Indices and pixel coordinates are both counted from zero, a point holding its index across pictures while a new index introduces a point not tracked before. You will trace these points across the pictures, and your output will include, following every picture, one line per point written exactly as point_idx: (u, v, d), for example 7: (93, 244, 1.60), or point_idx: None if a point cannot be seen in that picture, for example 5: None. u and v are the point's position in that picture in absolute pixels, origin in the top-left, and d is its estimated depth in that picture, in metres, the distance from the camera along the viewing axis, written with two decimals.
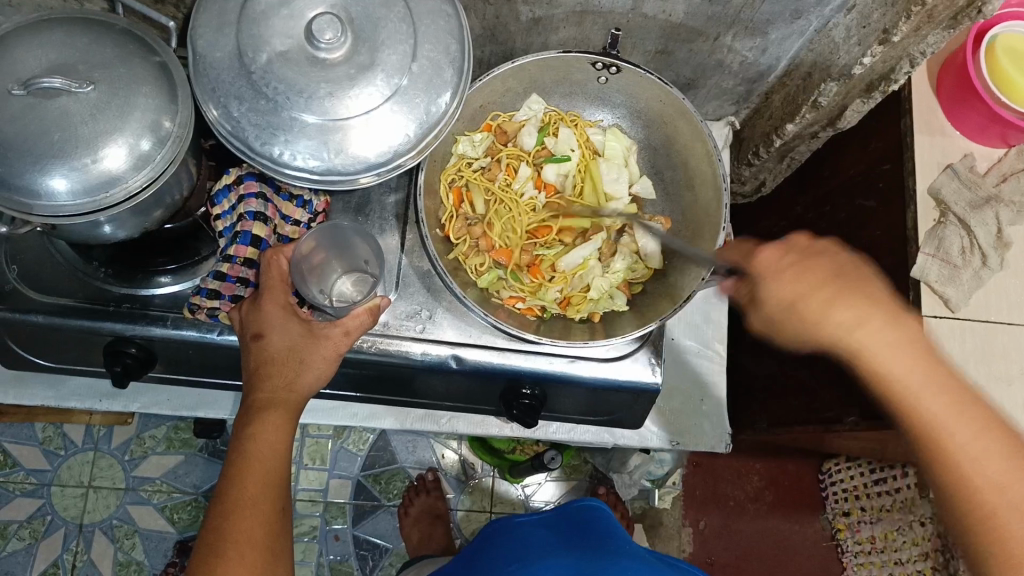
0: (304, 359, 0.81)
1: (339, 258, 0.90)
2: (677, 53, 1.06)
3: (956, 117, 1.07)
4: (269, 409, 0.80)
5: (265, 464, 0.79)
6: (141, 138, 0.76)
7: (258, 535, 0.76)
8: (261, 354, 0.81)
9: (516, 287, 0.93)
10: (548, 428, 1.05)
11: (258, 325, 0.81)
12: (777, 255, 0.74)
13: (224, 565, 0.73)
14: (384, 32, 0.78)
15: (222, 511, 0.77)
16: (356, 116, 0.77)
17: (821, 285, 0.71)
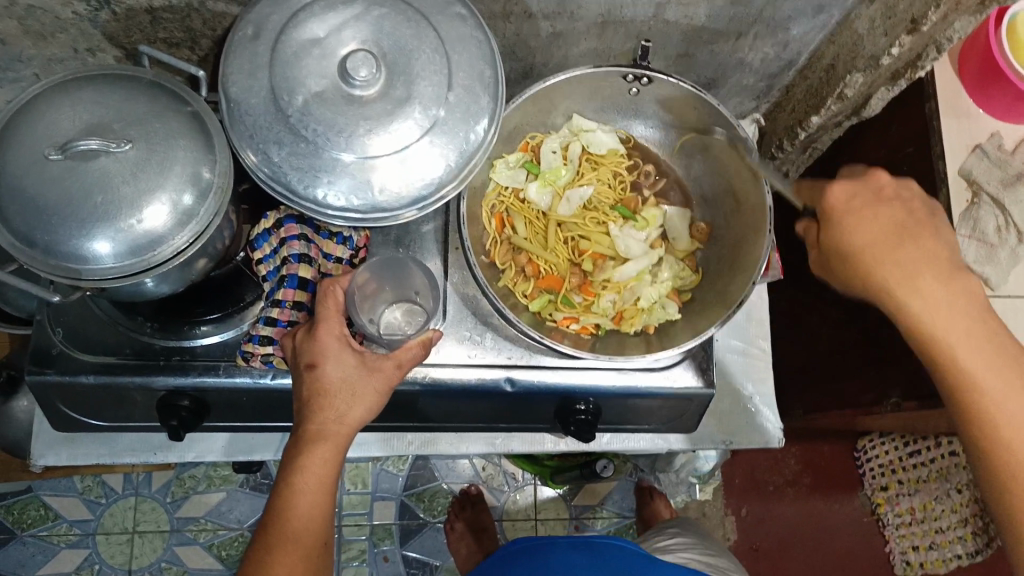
0: (356, 391, 0.81)
1: (391, 285, 0.90)
2: (698, 55, 1.05)
3: (982, 98, 1.07)
4: (320, 440, 0.80)
5: (313, 499, 0.80)
6: (183, 192, 0.76)
7: (299, 571, 0.77)
8: (315, 383, 0.80)
9: (569, 308, 0.91)
10: (602, 440, 1.04)
11: (312, 355, 0.80)
12: (887, 232, 0.77)
13: None
14: (417, 64, 0.78)
15: (267, 545, 0.77)
16: (396, 151, 0.77)
17: (882, 231, 0.77)
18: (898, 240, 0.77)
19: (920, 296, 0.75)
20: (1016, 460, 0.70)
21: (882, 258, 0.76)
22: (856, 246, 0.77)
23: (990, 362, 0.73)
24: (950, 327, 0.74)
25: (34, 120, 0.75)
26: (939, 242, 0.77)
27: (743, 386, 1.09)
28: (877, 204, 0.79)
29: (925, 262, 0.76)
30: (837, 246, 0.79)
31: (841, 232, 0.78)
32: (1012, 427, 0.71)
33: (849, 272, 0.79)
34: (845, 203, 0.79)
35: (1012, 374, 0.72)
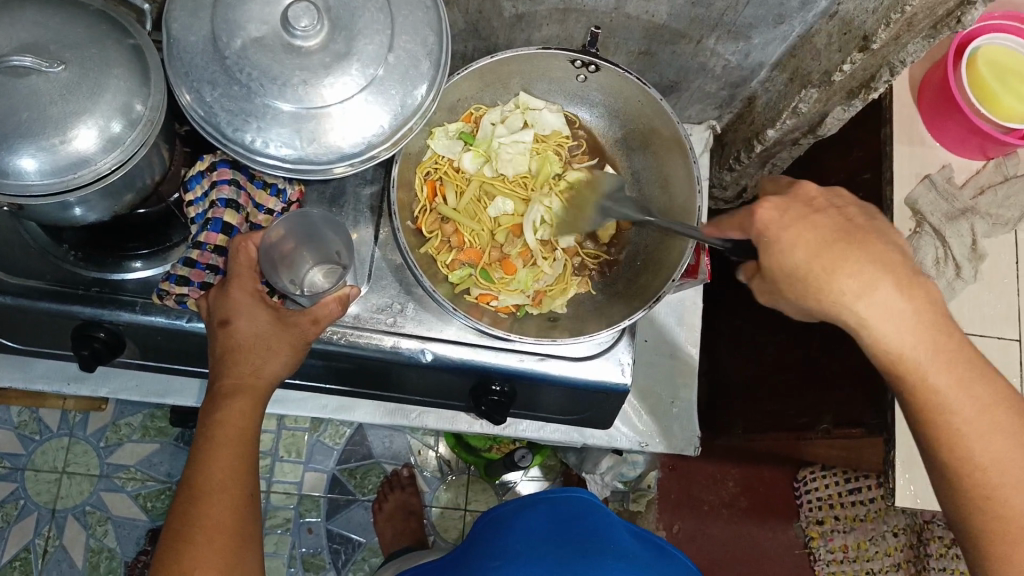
0: (270, 346, 0.80)
1: (312, 248, 0.89)
2: (659, 54, 1.06)
3: (937, 128, 1.08)
4: (235, 395, 0.78)
5: (233, 451, 0.77)
6: (112, 120, 0.75)
7: (227, 522, 0.75)
8: (228, 341, 0.79)
9: (486, 283, 0.92)
10: (517, 426, 1.05)
11: (224, 311, 0.79)
12: (820, 240, 0.67)
13: (192, 552, 0.72)
14: (360, 21, 0.77)
15: (189, 498, 0.75)
16: (330, 105, 0.77)
17: (827, 248, 0.66)
18: (839, 256, 0.66)
19: (877, 314, 0.66)
20: (988, 475, 0.65)
21: (839, 279, 0.66)
22: (804, 269, 0.67)
23: (952, 378, 0.66)
24: (911, 345, 0.66)
25: None
26: (886, 248, 0.67)
27: (665, 391, 1.09)
28: (810, 214, 0.69)
29: (875, 274, 0.66)
30: (780, 273, 0.68)
31: (769, 250, 0.68)
32: (986, 455, 0.65)
33: (796, 297, 0.69)
34: (781, 221, 0.68)
35: (970, 382, 0.66)
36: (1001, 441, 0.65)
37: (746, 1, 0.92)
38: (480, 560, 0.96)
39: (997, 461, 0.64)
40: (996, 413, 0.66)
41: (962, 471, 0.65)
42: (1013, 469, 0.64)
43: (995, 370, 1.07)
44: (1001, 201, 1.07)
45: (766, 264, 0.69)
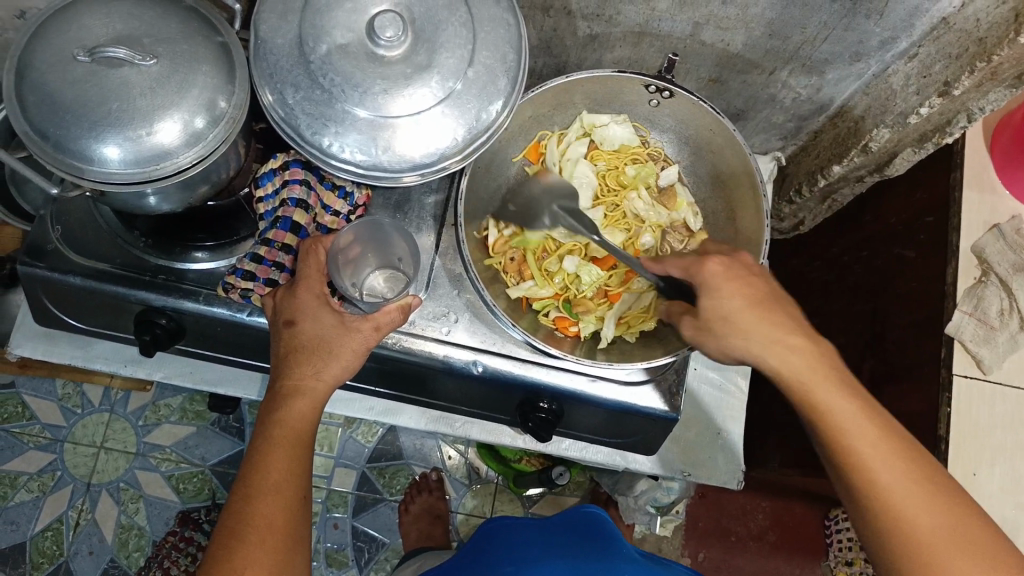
0: (332, 350, 0.80)
1: (378, 253, 0.91)
2: (730, 83, 1.06)
3: (1008, 174, 1.08)
4: (296, 395, 0.80)
5: (289, 451, 0.79)
6: (196, 115, 0.76)
7: (279, 521, 0.76)
8: (292, 341, 0.81)
9: (566, 310, 0.95)
10: (561, 443, 1.05)
11: (291, 312, 0.81)
12: (748, 303, 0.77)
13: (243, 548, 0.73)
14: (442, 32, 0.78)
15: (244, 495, 0.76)
16: (407, 114, 0.77)
17: (752, 302, 0.78)
18: (760, 313, 0.78)
19: (788, 365, 0.76)
20: (891, 496, 0.71)
21: (750, 330, 0.76)
22: (735, 312, 0.77)
23: (852, 408, 0.74)
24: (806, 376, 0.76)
25: (65, 15, 0.75)
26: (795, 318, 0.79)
27: (709, 419, 1.09)
28: (749, 276, 0.80)
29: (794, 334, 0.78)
30: (715, 316, 0.77)
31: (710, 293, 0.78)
32: (887, 477, 0.71)
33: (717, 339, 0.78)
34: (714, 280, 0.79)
35: (870, 422, 0.74)
36: (902, 467, 0.72)
37: (825, 37, 0.91)
38: (506, 565, 0.99)
39: (895, 481, 0.71)
40: (886, 441, 0.73)
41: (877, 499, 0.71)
42: (908, 491, 0.71)
43: None
44: None
45: (701, 305, 0.78)
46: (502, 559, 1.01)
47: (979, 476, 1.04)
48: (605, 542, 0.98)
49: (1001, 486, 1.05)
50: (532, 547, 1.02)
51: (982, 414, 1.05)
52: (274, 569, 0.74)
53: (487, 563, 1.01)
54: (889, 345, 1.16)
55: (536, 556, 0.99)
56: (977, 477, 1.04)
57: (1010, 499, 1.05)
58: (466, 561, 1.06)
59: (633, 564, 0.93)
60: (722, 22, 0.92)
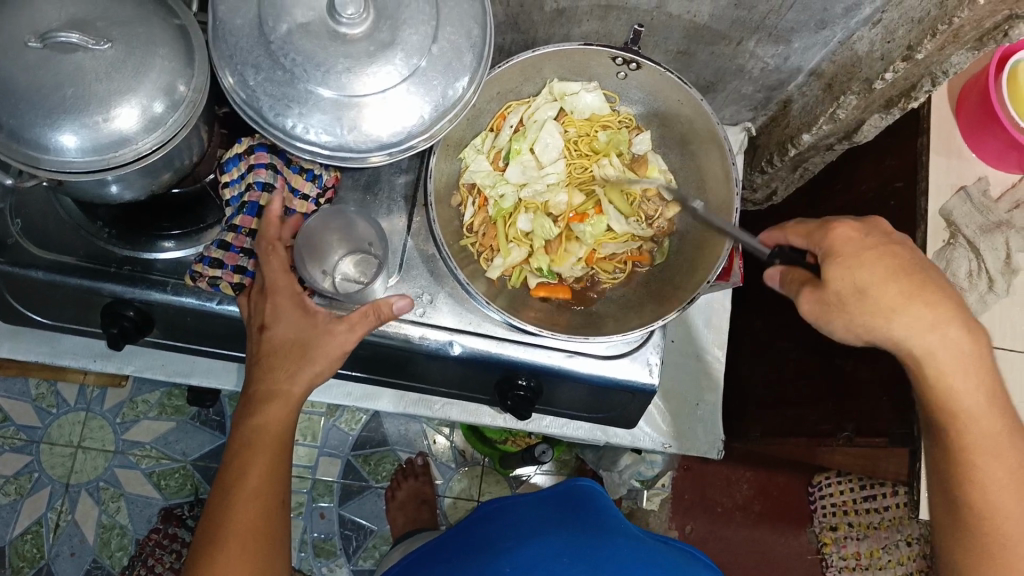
0: (307, 354, 0.80)
1: (343, 239, 0.90)
2: (698, 55, 1.06)
3: (975, 140, 1.07)
4: (272, 400, 0.81)
5: (268, 456, 0.80)
6: (154, 99, 0.74)
7: (257, 527, 0.78)
8: (265, 346, 0.81)
9: (541, 274, 0.92)
10: (542, 422, 1.04)
11: (263, 318, 0.81)
12: (888, 270, 0.69)
13: (223, 555, 0.76)
14: (406, 8, 0.76)
15: (227, 500, 0.78)
16: (371, 93, 0.76)
17: (899, 274, 0.69)
18: (909, 285, 0.69)
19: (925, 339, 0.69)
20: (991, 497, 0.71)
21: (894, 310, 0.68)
22: (873, 287, 0.68)
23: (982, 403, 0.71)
24: (954, 366, 0.70)
25: None
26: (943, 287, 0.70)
27: (689, 392, 1.09)
28: (888, 246, 0.71)
29: (948, 309, 0.69)
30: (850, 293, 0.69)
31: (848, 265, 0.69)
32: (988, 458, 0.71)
33: (856, 313, 0.69)
34: (851, 254, 0.70)
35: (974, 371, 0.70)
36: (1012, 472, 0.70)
37: (790, 4, 0.91)
38: (501, 540, 0.96)
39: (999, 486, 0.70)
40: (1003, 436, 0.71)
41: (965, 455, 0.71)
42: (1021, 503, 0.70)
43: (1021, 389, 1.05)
44: None
45: (832, 277, 0.69)
46: (498, 534, 0.99)
47: None
48: (597, 515, 0.99)
49: None
50: (526, 519, 1.01)
51: None
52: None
53: (482, 538, 1.00)
54: None
55: (534, 530, 0.96)
56: None
57: None
58: (461, 535, 1.04)
59: (625, 540, 0.92)
60: None
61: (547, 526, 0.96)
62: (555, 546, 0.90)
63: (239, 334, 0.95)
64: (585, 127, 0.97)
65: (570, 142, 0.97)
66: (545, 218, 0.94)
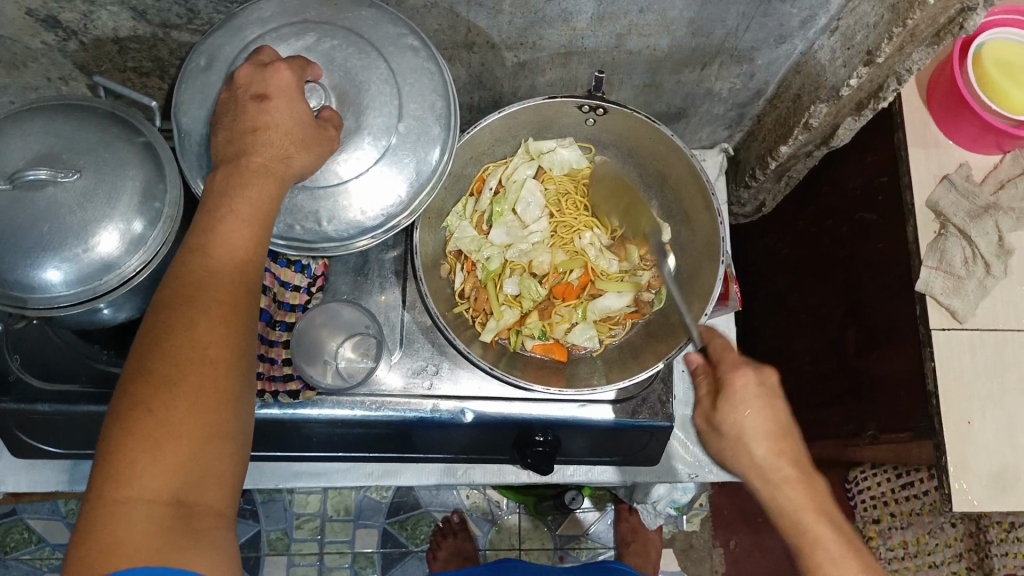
0: (300, 143, 0.62)
1: (337, 328, 0.90)
2: (665, 85, 1.07)
3: (949, 127, 1.07)
4: (252, 172, 0.60)
5: (238, 269, 0.59)
6: (132, 220, 0.75)
7: (225, 357, 0.56)
8: (258, 115, 0.61)
9: (539, 335, 0.91)
10: (565, 472, 1.03)
11: (261, 87, 0.62)
12: (767, 406, 0.72)
13: (164, 433, 0.52)
14: (369, 92, 0.73)
15: (177, 322, 0.55)
16: (348, 181, 0.73)
17: (754, 410, 0.72)
18: (775, 423, 0.73)
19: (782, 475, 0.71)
20: None
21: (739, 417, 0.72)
22: (754, 424, 0.72)
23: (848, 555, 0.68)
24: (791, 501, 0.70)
25: None
26: (755, 420, 0.72)
27: None
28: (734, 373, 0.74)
29: (749, 432, 0.72)
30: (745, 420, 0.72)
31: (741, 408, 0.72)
32: None
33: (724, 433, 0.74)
34: (742, 393, 0.73)
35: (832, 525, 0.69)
36: None
37: (746, 26, 0.92)
38: None
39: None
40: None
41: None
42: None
43: None
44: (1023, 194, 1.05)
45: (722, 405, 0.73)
46: None
47: (973, 424, 1.01)
48: None
49: (998, 431, 1.02)
50: None
51: (963, 364, 1.03)
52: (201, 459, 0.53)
53: None
54: (870, 310, 1.17)
55: None
56: (971, 425, 1.02)
57: (1008, 443, 1.02)
58: None
59: None
60: (642, 30, 0.94)
61: None
62: None
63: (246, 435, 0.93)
64: (564, 181, 0.97)
65: (551, 199, 0.97)
66: (532, 278, 0.94)
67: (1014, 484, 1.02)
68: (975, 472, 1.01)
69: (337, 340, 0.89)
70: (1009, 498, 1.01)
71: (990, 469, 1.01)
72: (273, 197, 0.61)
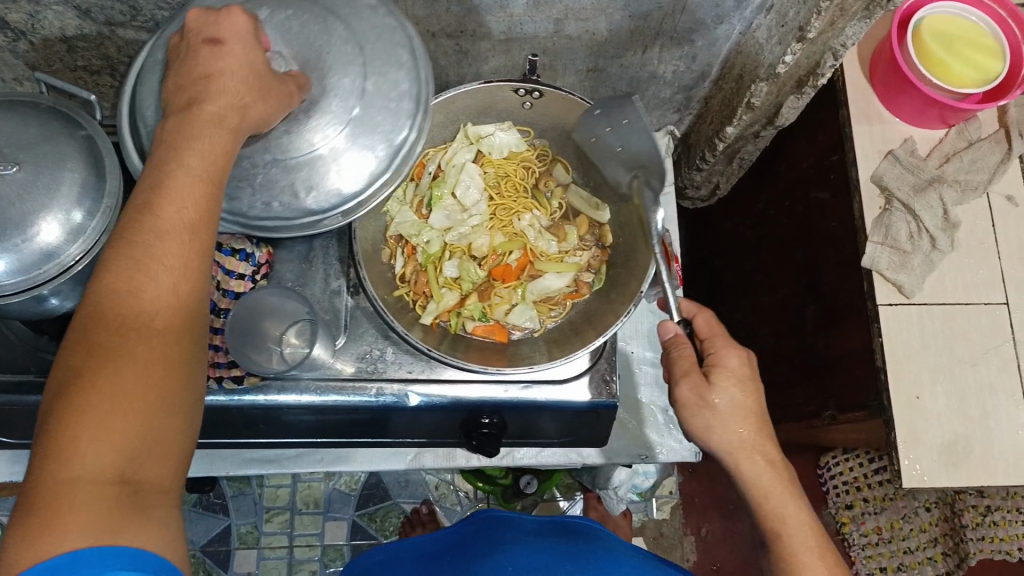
0: (254, 93, 0.57)
1: (272, 319, 0.91)
2: (609, 69, 1.08)
3: (894, 104, 1.07)
4: (201, 128, 0.55)
5: (189, 233, 0.55)
6: (72, 210, 0.74)
7: (170, 329, 0.54)
8: (209, 68, 0.56)
9: (479, 318, 0.92)
10: (515, 455, 1.04)
11: (211, 37, 0.57)
12: (745, 397, 0.78)
13: (107, 400, 0.50)
14: (331, 55, 0.63)
15: (122, 289, 0.52)
16: (320, 156, 0.63)
17: (737, 392, 0.78)
18: (750, 406, 0.79)
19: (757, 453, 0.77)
20: None
21: (716, 398, 0.78)
22: (727, 402, 0.78)
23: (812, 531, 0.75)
24: (763, 478, 0.76)
25: None
26: (739, 399, 0.78)
27: (657, 399, 1.09)
28: (723, 355, 0.81)
29: (730, 411, 0.78)
30: (722, 400, 0.78)
31: (721, 386, 0.78)
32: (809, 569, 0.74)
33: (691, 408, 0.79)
34: (738, 372, 0.80)
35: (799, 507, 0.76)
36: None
37: (681, 8, 0.93)
38: (487, 550, 0.89)
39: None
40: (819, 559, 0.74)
41: (789, 561, 0.74)
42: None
43: (983, 339, 1.05)
44: (967, 166, 1.07)
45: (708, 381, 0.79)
46: (481, 545, 0.92)
47: (922, 398, 1.02)
48: (586, 536, 0.94)
49: (948, 404, 1.02)
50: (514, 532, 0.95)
51: (913, 335, 1.04)
52: (145, 428, 0.51)
53: (463, 549, 0.94)
54: (826, 287, 1.17)
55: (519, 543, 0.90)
56: (921, 399, 1.02)
57: (960, 415, 1.02)
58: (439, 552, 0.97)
59: (615, 556, 0.88)
60: (579, 14, 0.94)
61: (533, 542, 0.91)
62: (543, 559, 0.84)
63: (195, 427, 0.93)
64: (503, 164, 0.99)
65: (490, 183, 0.99)
66: (471, 261, 0.97)
67: (967, 456, 1.02)
68: (928, 445, 1.01)
69: (275, 330, 0.90)
70: (960, 472, 1.02)
71: (942, 442, 1.01)
72: (226, 152, 0.56)
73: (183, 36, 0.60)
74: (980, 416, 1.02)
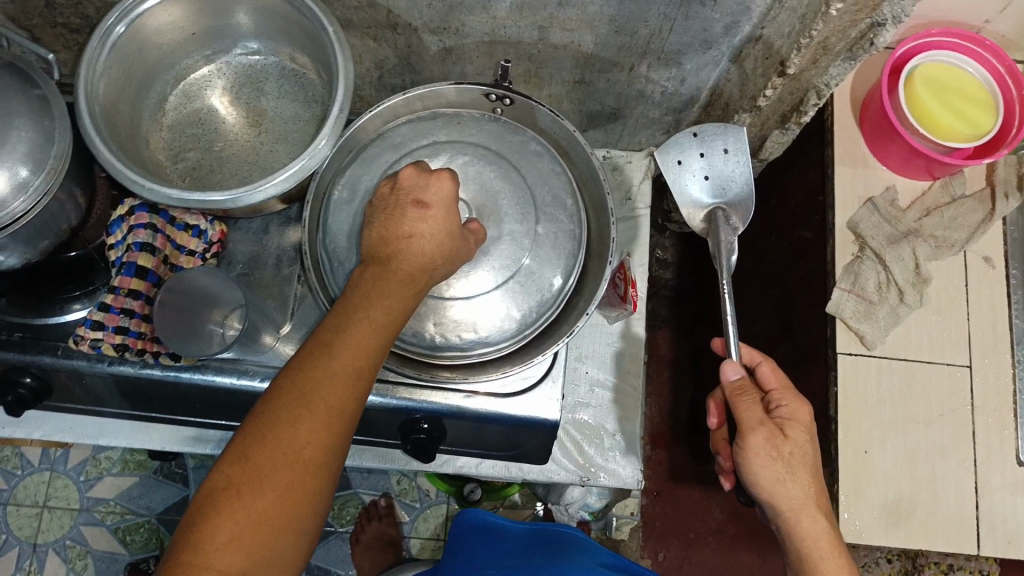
0: (430, 244, 0.65)
1: (209, 305, 0.89)
2: (595, 83, 1.06)
3: (880, 150, 1.08)
4: (383, 276, 0.64)
5: (355, 376, 0.61)
6: (19, 165, 0.70)
7: (316, 455, 0.58)
8: (409, 219, 0.65)
9: None
10: (455, 462, 1.03)
11: (419, 191, 0.67)
12: (810, 452, 0.78)
13: (238, 505, 0.55)
14: (510, 216, 0.82)
15: (284, 412, 0.58)
16: (467, 300, 0.80)
17: (803, 445, 0.78)
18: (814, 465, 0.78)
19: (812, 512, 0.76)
20: None
21: (781, 447, 0.77)
22: (794, 451, 0.77)
23: None
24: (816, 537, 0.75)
25: None
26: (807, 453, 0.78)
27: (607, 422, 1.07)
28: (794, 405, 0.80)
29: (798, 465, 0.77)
30: (792, 451, 0.77)
31: (789, 437, 0.77)
32: None
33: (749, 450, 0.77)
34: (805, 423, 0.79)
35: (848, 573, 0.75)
36: None
37: (669, 28, 0.89)
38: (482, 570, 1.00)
39: None
40: None
41: None
42: None
43: (940, 400, 1.05)
44: (947, 222, 1.08)
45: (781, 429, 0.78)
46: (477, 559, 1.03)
47: (870, 453, 1.03)
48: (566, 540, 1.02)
49: (893, 462, 1.03)
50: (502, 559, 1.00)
51: (869, 388, 1.04)
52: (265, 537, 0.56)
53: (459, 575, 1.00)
54: (798, 327, 1.15)
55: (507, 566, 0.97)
56: (869, 454, 1.03)
57: (906, 475, 1.03)
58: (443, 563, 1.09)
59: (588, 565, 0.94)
60: (564, 24, 0.92)
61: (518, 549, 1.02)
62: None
63: (130, 395, 0.93)
64: None
65: None
66: None
67: (908, 515, 1.02)
68: (869, 500, 1.02)
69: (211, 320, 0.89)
70: (899, 531, 1.02)
71: (884, 500, 1.02)
72: (393, 316, 0.63)
73: (395, 186, 0.69)
74: (927, 477, 1.03)
